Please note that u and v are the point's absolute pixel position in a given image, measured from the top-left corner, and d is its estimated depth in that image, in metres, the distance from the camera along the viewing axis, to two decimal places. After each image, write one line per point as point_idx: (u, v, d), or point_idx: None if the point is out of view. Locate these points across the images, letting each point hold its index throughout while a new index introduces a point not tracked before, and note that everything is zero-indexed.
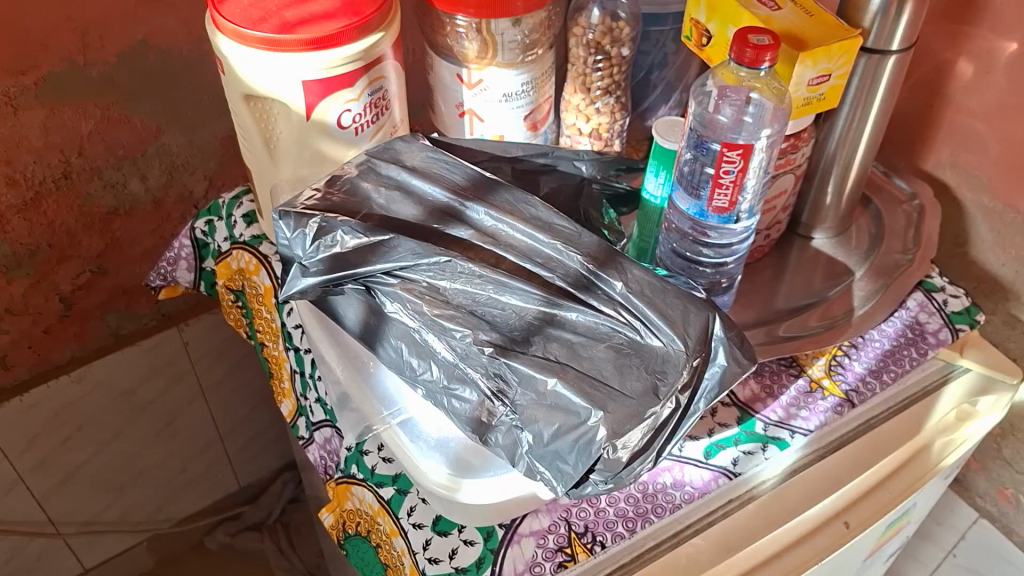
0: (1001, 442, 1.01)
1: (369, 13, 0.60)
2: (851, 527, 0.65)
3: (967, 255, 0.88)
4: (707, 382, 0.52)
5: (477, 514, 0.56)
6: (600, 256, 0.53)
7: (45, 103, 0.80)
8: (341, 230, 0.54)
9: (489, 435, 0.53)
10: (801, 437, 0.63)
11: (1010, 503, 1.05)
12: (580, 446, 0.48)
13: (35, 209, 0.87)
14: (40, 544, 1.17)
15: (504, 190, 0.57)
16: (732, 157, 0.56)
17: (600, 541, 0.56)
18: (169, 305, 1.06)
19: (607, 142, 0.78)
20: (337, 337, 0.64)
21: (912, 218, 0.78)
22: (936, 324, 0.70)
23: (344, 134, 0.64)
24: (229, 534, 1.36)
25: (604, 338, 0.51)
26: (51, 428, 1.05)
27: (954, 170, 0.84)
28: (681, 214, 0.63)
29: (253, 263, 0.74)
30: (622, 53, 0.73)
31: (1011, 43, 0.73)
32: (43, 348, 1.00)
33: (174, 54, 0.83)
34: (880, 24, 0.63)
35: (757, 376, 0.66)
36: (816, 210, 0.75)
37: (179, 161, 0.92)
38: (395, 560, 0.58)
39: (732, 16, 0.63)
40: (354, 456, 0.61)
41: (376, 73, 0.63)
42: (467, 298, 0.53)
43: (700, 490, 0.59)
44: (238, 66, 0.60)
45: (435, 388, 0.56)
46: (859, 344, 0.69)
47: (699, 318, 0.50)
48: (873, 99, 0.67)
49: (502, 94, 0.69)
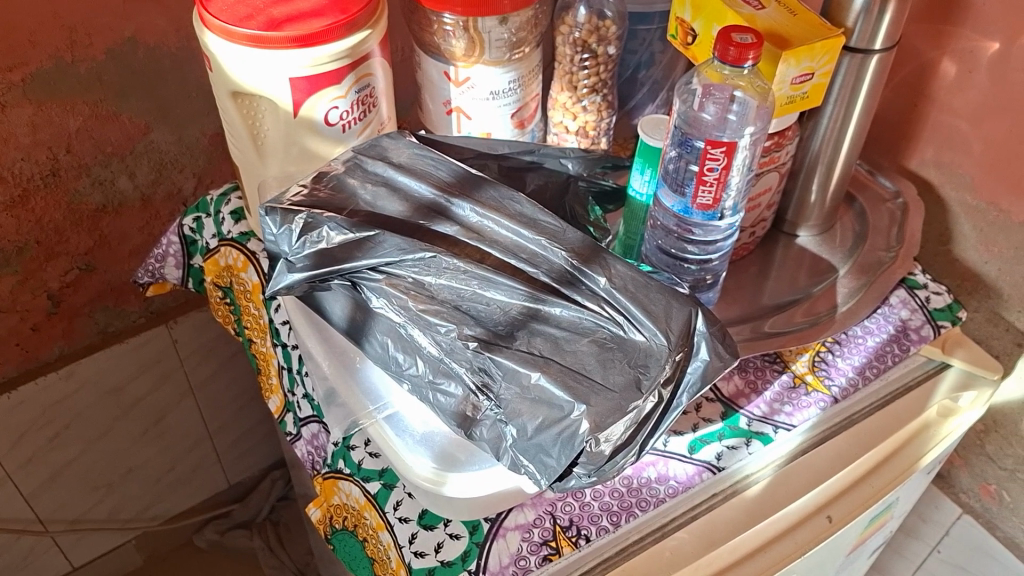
0: (984, 438, 1.02)
1: (356, 11, 0.61)
2: (834, 521, 0.65)
3: (950, 253, 0.89)
4: (690, 376, 0.52)
5: (463, 508, 0.56)
6: (584, 253, 0.53)
7: (32, 100, 0.80)
8: (327, 226, 0.54)
9: (474, 429, 0.53)
10: (785, 432, 0.64)
11: (993, 499, 1.06)
12: (563, 439, 0.48)
13: (22, 206, 0.87)
14: (29, 542, 1.16)
15: (490, 187, 0.57)
16: (716, 154, 0.57)
17: (585, 535, 0.57)
18: (158, 303, 1.06)
19: (593, 140, 0.78)
20: (323, 333, 0.64)
21: (896, 217, 0.79)
22: (918, 321, 0.71)
23: (331, 131, 0.65)
24: (218, 531, 1.37)
25: (587, 333, 0.51)
26: (39, 426, 1.05)
27: (938, 169, 0.84)
28: (666, 212, 0.63)
29: (241, 260, 0.74)
30: (608, 52, 0.73)
31: (993, 43, 0.74)
32: (31, 346, 0.99)
33: (163, 52, 0.83)
34: (863, 23, 0.63)
35: (741, 372, 0.68)
36: (801, 209, 0.76)
37: (167, 158, 0.92)
38: (382, 554, 0.59)
39: (716, 15, 0.63)
40: (342, 451, 0.62)
41: (364, 70, 0.63)
42: (452, 293, 0.53)
43: (684, 485, 0.60)
44: (225, 63, 0.60)
45: (421, 383, 0.56)
46: (842, 341, 0.70)
47: (680, 314, 0.51)
48: (856, 98, 0.68)
49: (489, 92, 0.69)
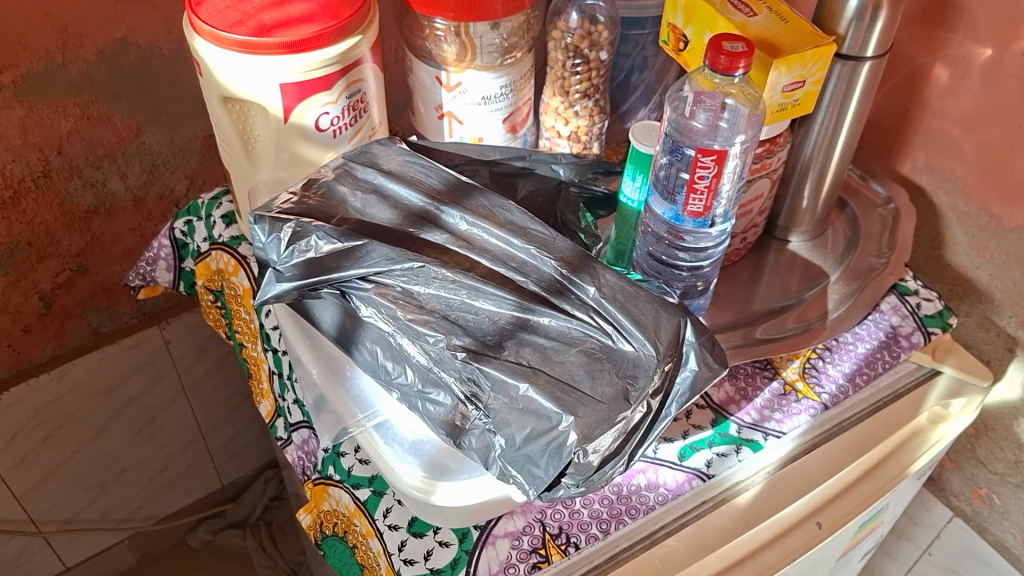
0: (975, 442, 1.02)
1: (347, 16, 0.60)
2: (824, 527, 0.65)
3: (941, 257, 0.89)
4: (679, 386, 0.53)
5: (451, 516, 0.56)
6: (574, 261, 0.53)
7: (23, 101, 0.80)
8: (316, 235, 0.54)
9: (463, 438, 0.53)
10: (774, 439, 0.64)
11: (984, 503, 1.06)
12: (551, 450, 0.49)
13: (14, 207, 0.87)
14: (22, 543, 1.16)
15: (480, 195, 0.57)
16: (706, 162, 0.57)
17: (574, 542, 0.57)
18: (150, 304, 1.06)
19: (585, 145, 0.78)
20: (314, 340, 0.64)
21: (887, 222, 0.79)
22: (909, 327, 0.71)
23: (322, 137, 0.64)
24: (212, 531, 1.37)
25: (576, 343, 0.51)
26: (31, 427, 1.04)
27: (930, 173, 0.84)
28: (657, 218, 0.63)
29: (233, 264, 0.74)
30: (600, 57, 0.74)
31: (986, 49, 0.74)
32: (23, 347, 0.99)
33: (154, 53, 0.82)
34: (855, 30, 0.63)
35: (731, 379, 0.68)
36: (793, 214, 0.76)
37: (159, 160, 0.92)
38: (372, 561, 0.59)
39: (707, 22, 0.63)
40: (331, 458, 0.62)
41: (354, 76, 0.63)
42: (441, 302, 0.53)
43: (674, 492, 0.60)
44: (214, 68, 0.60)
45: (410, 392, 0.56)
46: (833, 348, 0.70)
47: (669, 324, 0.51)
48: (848, 105, 0.68)
49: (481, 96, 0.69)
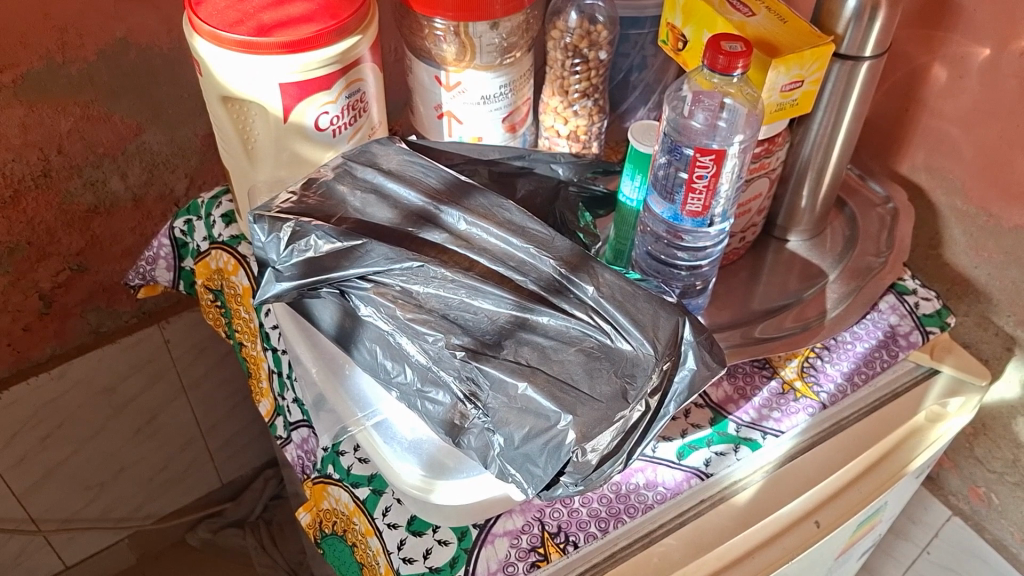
0: (973, 441, 1.02)
1: (346, 16, 0.61)
2: (822, 526, 0.65)
3: (940, 257, 0.89)
4: (678, 385, 0.53)
5: (450, 514, 0.56)
6: (573, 261, 0.53)
7: (24, 101, 0.80)
8: (315, 235, 0.54)
9: (462, 437, 0.53)
10: (773, 438, 0.64)
11: (982, 501, 1.06)
12: (549, 448, 0.49)
13: (13, 206, 0.87)
14: (21, 542, 1.17)
15: (480, 194, 0.57)
16: (705, 162, 0.57)
17: (573, 541, 0.57)
18: (150, 303, 1.06)
19: (584, 144, 0.78)
20: (313, 339, 0.64)
21: (886, 222, 0.79)
22: (907, 326, 0.71)
23: (321, 136, 0.64)
24: (212, 530, 1.37)
25: (575, 342, 0.52)
26: (30, 427, 1.05)
27: (929, 173, 0.85)
28: (655, 218, 0.63)
29: (232, 263, 0.74)
30: (599, 57, 0.74)
31: (984, 49, 0.74)
32: (23, 346, 0.99)
33: (154, 53, 0.82)
34: (854, 29, 0.63)
35: (730, 378, 0.68)
36: (792, 214, 0.76)
37: (159, 159, 0.92)
38: (370, 560, 0.59)
39: (706, 22, 0.64)
40: (331, 457, 0.62)
41: (354, 76, 0.63)
42: (440, 302, 0.53)
43: (672, 491, 0.60)
44: (213, 67, 0.60)
45: (409, 391, 0.56)
46: (831, 346, 0.71)
47: (668, 323, 0.51)
48: (847, 104, 0.68)
49: (480, 96, 0.69)
